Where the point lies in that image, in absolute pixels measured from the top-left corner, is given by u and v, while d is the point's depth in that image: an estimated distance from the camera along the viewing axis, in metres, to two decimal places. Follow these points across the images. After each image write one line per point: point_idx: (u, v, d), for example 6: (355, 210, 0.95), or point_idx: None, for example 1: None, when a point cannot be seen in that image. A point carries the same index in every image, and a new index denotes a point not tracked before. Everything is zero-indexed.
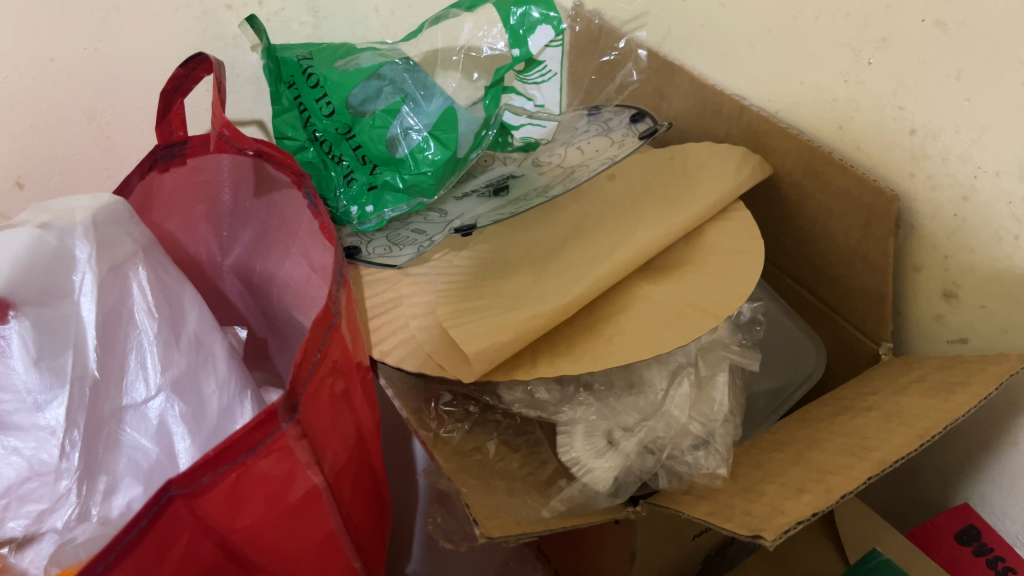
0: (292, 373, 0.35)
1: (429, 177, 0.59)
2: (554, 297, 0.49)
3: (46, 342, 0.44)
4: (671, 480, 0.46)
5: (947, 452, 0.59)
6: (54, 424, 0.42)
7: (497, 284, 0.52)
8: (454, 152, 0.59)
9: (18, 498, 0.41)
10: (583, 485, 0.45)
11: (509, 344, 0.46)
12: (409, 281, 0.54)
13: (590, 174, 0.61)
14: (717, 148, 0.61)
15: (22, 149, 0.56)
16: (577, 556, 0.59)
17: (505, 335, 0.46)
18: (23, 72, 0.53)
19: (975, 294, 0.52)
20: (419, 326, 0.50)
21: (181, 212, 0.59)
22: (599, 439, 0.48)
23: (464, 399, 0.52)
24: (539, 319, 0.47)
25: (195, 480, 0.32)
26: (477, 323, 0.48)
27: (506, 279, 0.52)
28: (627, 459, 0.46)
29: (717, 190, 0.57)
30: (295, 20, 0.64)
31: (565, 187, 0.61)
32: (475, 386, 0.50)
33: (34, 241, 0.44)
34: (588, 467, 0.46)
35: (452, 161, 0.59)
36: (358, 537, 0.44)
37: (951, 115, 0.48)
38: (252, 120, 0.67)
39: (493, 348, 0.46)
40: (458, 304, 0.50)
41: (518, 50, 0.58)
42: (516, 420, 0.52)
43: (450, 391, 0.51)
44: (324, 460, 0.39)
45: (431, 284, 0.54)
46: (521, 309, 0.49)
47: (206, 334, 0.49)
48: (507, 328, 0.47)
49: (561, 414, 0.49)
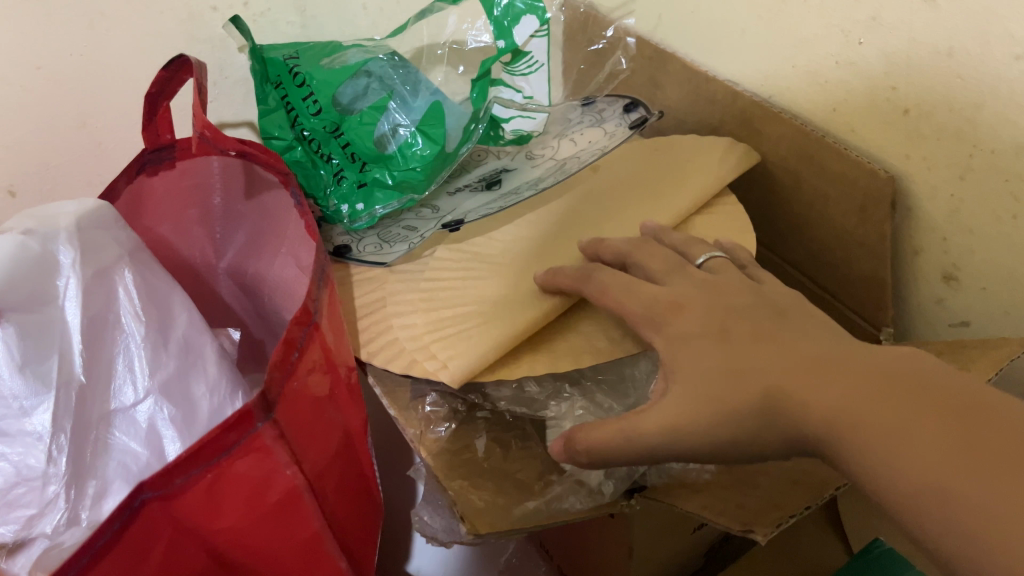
0: (267, 374, 0.35)
1: (418, 173, 0.58)
2: (536, 297, 0.49)
3: (31, 349, 0.43)
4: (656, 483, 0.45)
5: None
6: (40, 430, 0.42)
7: (484, 287, 0.52)
8: (443, 146, 0.58)
9: (7, 504, 0.41)
10: (573, 482, 0.46)
11: (491, 352, 0.46)
12: (397, 280, 0.54)
13: (579, 166, 0.60)
14: (703, 140, 0.61)
15: (14, 157, 0.56)
16: (577, 553, 0.59)
17: (484, 340, 0.47)
18: (11, 80, 0.53)
19: (975, 277, 0.51)
20: (403, 327, 0.50)
21: (173, 216, 0.59)
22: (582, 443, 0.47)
23: (450, 396, 0.51)
24: (520, 328, 0.47)
25: (169, 482, 0.31)
26: (457, 329, 0.48)
27: (493, 280, 0.52)
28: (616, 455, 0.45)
29: (704, 179, 0.57)
30: (283, 20, 0.64)
31: (557, 177, 0.60)
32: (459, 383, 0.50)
33: (17, 248, 0.44)
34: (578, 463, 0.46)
35: (442, 156, 0.58)
36: (345, 537, 0.44)
37: (944, 94, 0.47)
38: (244, 122, 0.67)
39: (471, 357, 0.46)
40: (443, 310, 0.51)
41: (503, 41, 0.58)
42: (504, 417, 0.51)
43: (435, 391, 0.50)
44: (305, 461, 0.39)
45: (417, 285, 0.54)
46: (502, 308, 0.49)
47: (195, 336, 0.48)
48: (485, 335, 0.47)
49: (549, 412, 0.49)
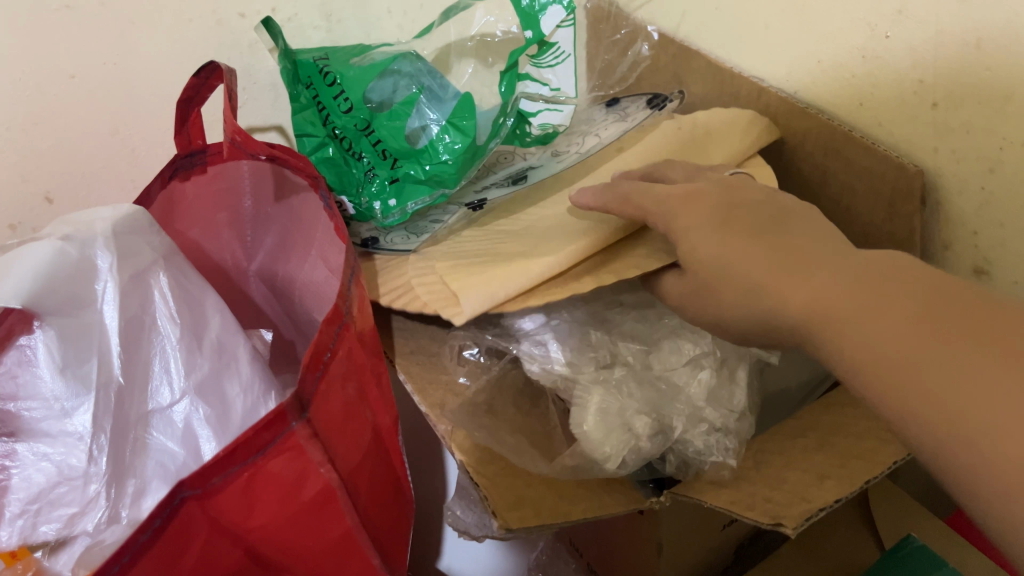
0: (301, 375, 0.36)
1: (449, 165, 0.58)
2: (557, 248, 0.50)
3: (71, 351, 0.44)
4: (694, 452, 0.48)
5: None
6: (81, 430, 0.44)
7: (506, 250, 0.53)
8: (474, 139, 0.58)
9: (49, 503, 0.42)
10: (581, 452, 0.46)
11: (501, 293, 0.48)
12: (413, 271, 0.55)
13: (597, 146, 0.63)
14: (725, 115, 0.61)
15: (51, 163, 0.57)
16: (607, 548, 0.59)
17: (494, 280, 0.49)
18: (45, 89, 0.54)
19: (1007, 270, 0.51)
20: (423, 286, 0.53)
21: (204, 221, 0.60)
22: (629, 399, 0.49)
23: (492, 354, 0.55)
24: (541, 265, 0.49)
25: (207, 481, 0.32)
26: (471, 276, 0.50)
27: (515, 244, 0.54)
28: (637, 440, 0.47)
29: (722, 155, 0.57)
30: (309, 25, 0.65)
31: (577, 158, 0.63)
32: (498, 328, 0.53)
33: (56, 253, 0.44)
34: (592, 438, 0.46)
35: (472, 149, 0.59)
36: (377, 534, 0.45)
37: (974, 86, 0.47)
38: (273, 126, 0.68)
39: (488, 293, 0.48)
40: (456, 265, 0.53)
41: (531, 32, 0.58)
42: (530, 385, 0.55)
43: (474, 344, 0.54)
44: (336, 458, 0.39)
45: (436, 258, 0.56)
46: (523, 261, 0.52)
47: (228, 338, 0.49)
48: (499, 276, 0.49)
49: (583, 375, 0.50)
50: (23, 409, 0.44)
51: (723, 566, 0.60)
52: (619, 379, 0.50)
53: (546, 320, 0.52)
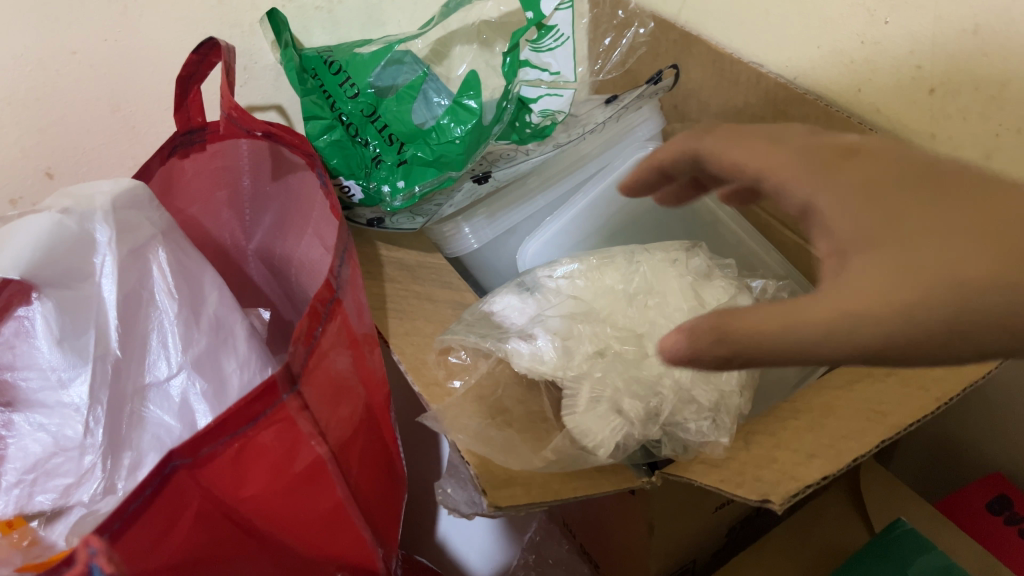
0: (291, 345, 0.35)
1: (458, 145, 0.59)
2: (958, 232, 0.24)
3: (69, 323, 0.45)
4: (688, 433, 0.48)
5: (979, 405, 0.59)
6: (77, 401, 0.44)
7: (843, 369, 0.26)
8: (481, 120, 0.60)
9: (45, 473, 0.43)
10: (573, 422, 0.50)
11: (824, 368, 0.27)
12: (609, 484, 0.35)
13: (603, 114, 0.65)
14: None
15: (53, 139, 0.57)
16: (599, 528, 0.60)
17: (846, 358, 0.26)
18: (47, 65, 0.54)
19: None
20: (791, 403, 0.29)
21: (202, 197, 0.60)
22: (614, 381, 0.49)
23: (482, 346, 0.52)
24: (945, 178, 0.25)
25: (198, 450, 0.32)
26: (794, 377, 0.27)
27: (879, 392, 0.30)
28: (629, 425, 0.47)
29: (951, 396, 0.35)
30: (311, 5, 0.65)
31: (578, 129, 0.64)
32: (487, 324, 0.53)
33: (55, 227, 0.44)
34: (584, 425, 0.47)
35: (479, 130, 0.59)
36: (368, 507, 0.45)
37: (970, 72, 0.47)
38: (272, 105, 0.69)
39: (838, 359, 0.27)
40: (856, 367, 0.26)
41: (532, 13, 0.60)
42: (523, 379, 0.53)
43: (462, 348, 0.52)
44: (328, 431, 0.39)
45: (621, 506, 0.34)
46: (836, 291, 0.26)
47: (226, 314, 0.49)
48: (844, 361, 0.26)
49: (573, 364, 0.50)
50: (21, 378, 0.45)
51: (716, 546, 0.61)
52: (602, 369, 0.49)
53: (532, 315, 0.53)
